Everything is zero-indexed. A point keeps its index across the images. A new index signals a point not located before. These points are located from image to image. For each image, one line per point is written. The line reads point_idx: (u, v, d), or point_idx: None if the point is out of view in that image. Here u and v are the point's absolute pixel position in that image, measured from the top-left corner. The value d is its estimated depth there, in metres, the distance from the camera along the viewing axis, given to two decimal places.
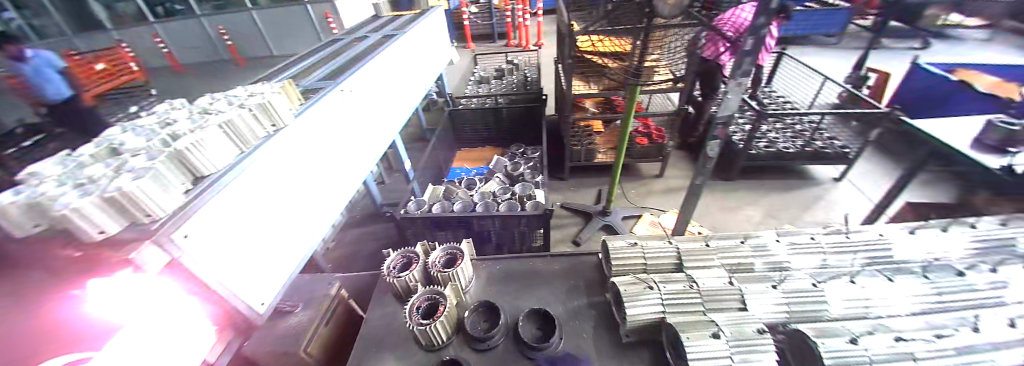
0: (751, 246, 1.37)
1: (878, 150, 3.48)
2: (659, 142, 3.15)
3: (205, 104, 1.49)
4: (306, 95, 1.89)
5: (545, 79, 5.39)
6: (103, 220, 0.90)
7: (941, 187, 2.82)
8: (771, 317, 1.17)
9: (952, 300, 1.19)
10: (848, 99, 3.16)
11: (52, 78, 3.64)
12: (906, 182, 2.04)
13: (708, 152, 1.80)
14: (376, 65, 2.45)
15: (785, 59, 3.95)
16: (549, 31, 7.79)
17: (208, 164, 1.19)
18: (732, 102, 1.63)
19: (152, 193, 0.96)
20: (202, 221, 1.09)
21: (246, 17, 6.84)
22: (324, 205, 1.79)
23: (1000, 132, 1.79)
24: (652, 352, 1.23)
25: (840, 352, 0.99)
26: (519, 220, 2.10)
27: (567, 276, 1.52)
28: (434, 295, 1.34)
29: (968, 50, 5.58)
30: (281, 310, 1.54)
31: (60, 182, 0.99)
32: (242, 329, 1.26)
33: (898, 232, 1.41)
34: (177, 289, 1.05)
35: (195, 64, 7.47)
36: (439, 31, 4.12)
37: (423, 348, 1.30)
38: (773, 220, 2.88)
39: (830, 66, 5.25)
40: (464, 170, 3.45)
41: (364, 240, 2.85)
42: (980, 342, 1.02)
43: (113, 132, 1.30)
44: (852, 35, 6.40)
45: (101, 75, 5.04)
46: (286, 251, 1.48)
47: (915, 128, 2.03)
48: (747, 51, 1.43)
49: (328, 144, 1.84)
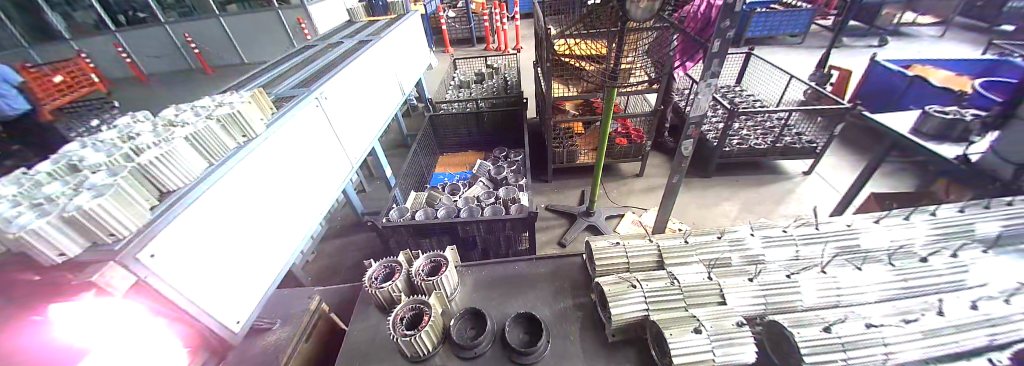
0: (727, 241, 1.42)
1: (844, 143, 3.67)
2: (638, 142, 3.21)
3: (170, 115, 1.42)
4: (278, 103, 1.84)
5: (524, 82, 5.41)
6: (62, 242, 0.84)
7: (902, 177, 2.99)
8: (750, 310, 1.21)
9: (917, 286, 1.25)
10: (814, 96, 3.32)
11: (7, 92, 3.40)
12: (871, 173, 2.16)
13: (683, 151, 1.86)
14: (351, 71, 2.39)
15: (754, 59, 4.10)
16: (528, 34, 7.88)
17: (175, 177, 1.13)
18: (703, 102, 1.68)
19: (115, 212, 0.91)
20: (170, 239, 1.04)
21: (214, 25, 6.60)
22: (300, 215, 1.73)
23: None
24: (638, 351, 1.25)
25: (816, 340, 1.03)
26: (505, 224, 2.09)
27: (552, 279, 1.52)
28: (419, 304, 1.32)
29: (921, 47, 5.93)
30: (257, 327, 1.48)
31: (13, 203, 0.92)
32: (216, 349, 1.20)
33: (861, 222, 1.50)
34: (142, 311, 0.99)
35: (161, 74, 7.14)
36: (416, 36, 4.08)
37: (408, 360, 1.27)
38: (749, 215, 2.98)
39: (796, 65, 5.50)
40: (447, 175, 3.36)
41: (346, 251, 2.78)
42: (942, 325, 1.09)
43: (71, 148, 1.23)
44: (814, 34, 6.74)
45: (60, 87, 4.75)
46: (261, 265, 1.42)
47: (878, 122, 2.13)
48: (715, 54, 1.49)
49: (301, 152, 1.78)
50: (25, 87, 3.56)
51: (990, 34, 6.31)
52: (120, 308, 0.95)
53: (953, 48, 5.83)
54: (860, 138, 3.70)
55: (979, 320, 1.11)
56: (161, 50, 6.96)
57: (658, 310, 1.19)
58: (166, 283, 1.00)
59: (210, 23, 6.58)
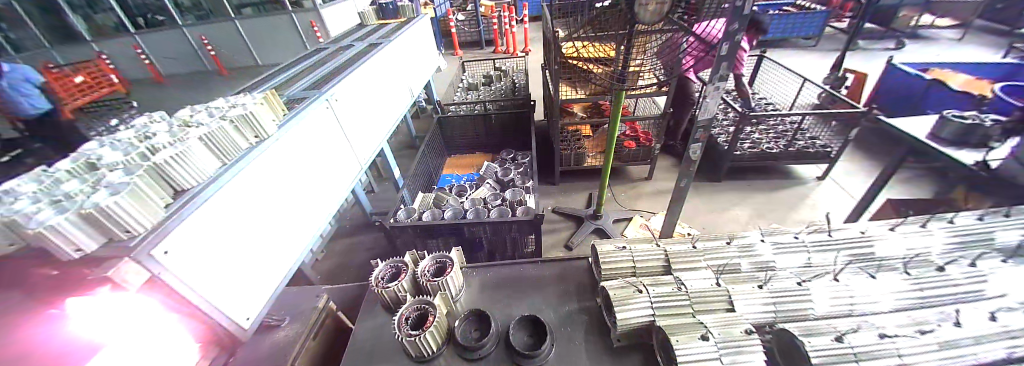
0: (737, 247, 1.39)
1: (858, 148, 3.59)
2: (647, 145, 3.19)
3: (185, 116, 1.46)
4: (290, 105, 1.87)
5: (532, 85, 5.42)
6: (80, 238, 0.87)
7: (920, 183, 2.91)
8: (759, 318, 1.18)
9: (934, 295, 1.21)
10: (828, 99, 3.26)
11: (31, 92, 3.53)
12: (887, 179, 2.10)
13: (691, 154, 1.85)
14: (361, 74, 2.42)
15: (766, 62, 4.06)
16: (536, 37, 7.89)
17: (190, 176, 1.16)
18: (712, 105, 1.68)
19: (131, 209, 0.93)
20: (183, 236, 1.06)
21: (229, 28, 6.76)
22: (309, 214, 1.76)
23: (954, 125, 1.89)
24: (644, 357, 1.23)
25: (827, 349, 1.01)
26: (512, 226, 2.09)
27: (557, 281, 1.51)
28: (424, 305, 1.32)
29: (940, 51, 5.78)
30: (266, 324, 1.50)
31: (34, 199, 0.95)
32: (227, 346, 1.22)
33: (875, 228, 1.46)
34: (155, 306, 1.01)
35: (178, 75, 7.35)
36: (425, 39, 4.12)
37: (413, 360, 1.28)
38: (760, 220, 2.93)
39: (810, 68, 5.40)
40: (454, 177, 3.43)
41: (353, 250, 2.81)
42: (961, 337, 1.05)
43: (90, 147, 1.26)
44: (828, 37, 6.62)
45: (81, 88, 4.90)
46: (271, 263, 1.45)
47: (894, 127, 2.08)
48: (724, 56, 1.49)
49: (312, 153, 1.81)
50: (47, 87, 3.69)
51: (1014, 37, 6.12)
52: (135, 303, 0.97)
53: (974, 52, 5.67)
54: (876, 143, 3.61)
55: (1000, 332, 1.07)
56: (178, 53, 7.15)
57: (664, 316, 1.18)
58: (179, 279, 1.02)
59: (226, 26, 6.75)
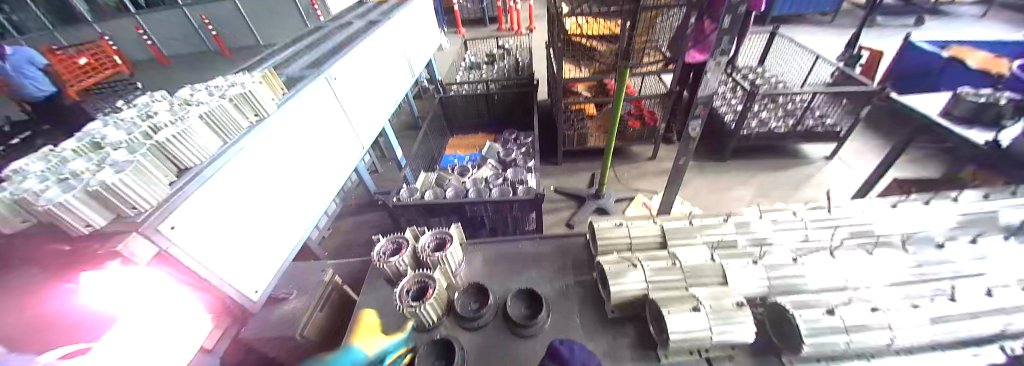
0: (733, 224, 1.40)
1: (870, 127, 3.50)
2: (651, 125, 3.15)
3: (186, 95, 1.46)
4: (290, 84, 1.86)
5: (536, 64, 5.33)
6: (90, 215, 0.91)
7: (931, 163, 2.86)
8: (752, 291, 1.20)
9: (930, 271, 1.22)
10: (841, 77, 3.16)
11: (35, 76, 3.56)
12: (896, 157, 2.06)
13: (691, 133, 1.81)
14: (361, 52, 2.39)
15: (777, 38, 3.92)
16: (542, 15, 7.67)
17: (192, 154, 1.18)
18: (712, 81, 1.64)
19: (136, 187, 0.95)
20: (190, 212, 1.09)
21: (228, 6, 6.64)
22: (313, 191, 1.78)
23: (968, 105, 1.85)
24: (638, 329, 1.26)
25: (818, 322, 1.03)
26: (512, 205, 2.11)
27: (555, 257, 1.54)
28: (424, 278, 1.35)
29: (962, 27, 5.53)
30: (275, 297, 1.56)
31: (42, 178, 0.98)
32: (238, 316, 1.28)
33: (873, 205, 1.46)
34: (167, 280, 1.05)
35: (182, 56, 7.33)
36: (426, 16, 4.02)
37: (413, 329, 1.32)
38: (764, 199, 2.92)
39: (823, 45, 5.23)
40: (456, 157, 3.43)
41: (359, 228, 2.87)
42: (955, 311, 1.06)
43: (94, 126, 1.28)
44: (846, 13, 6.36)
45: (86, 69, 4.92)
46: (276, 240, 1.48)
47: (905, 106, 2.03)
48: (725, 30, 1.43)
49: (312, 132, 1.81)
50: (49, 70, 3.71)
51: None
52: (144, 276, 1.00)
53: (997, 29, 5.43)
54: (889, 123, 3.52)
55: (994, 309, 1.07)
56: (180, 33, 7.09)
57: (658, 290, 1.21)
58: (186, 253, 1.05)
59: (225, 5, 6.63)
